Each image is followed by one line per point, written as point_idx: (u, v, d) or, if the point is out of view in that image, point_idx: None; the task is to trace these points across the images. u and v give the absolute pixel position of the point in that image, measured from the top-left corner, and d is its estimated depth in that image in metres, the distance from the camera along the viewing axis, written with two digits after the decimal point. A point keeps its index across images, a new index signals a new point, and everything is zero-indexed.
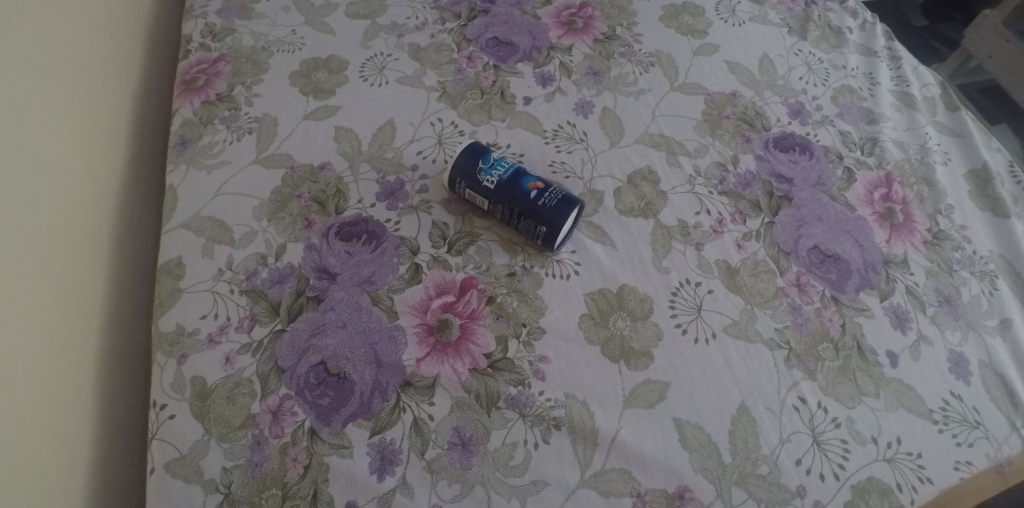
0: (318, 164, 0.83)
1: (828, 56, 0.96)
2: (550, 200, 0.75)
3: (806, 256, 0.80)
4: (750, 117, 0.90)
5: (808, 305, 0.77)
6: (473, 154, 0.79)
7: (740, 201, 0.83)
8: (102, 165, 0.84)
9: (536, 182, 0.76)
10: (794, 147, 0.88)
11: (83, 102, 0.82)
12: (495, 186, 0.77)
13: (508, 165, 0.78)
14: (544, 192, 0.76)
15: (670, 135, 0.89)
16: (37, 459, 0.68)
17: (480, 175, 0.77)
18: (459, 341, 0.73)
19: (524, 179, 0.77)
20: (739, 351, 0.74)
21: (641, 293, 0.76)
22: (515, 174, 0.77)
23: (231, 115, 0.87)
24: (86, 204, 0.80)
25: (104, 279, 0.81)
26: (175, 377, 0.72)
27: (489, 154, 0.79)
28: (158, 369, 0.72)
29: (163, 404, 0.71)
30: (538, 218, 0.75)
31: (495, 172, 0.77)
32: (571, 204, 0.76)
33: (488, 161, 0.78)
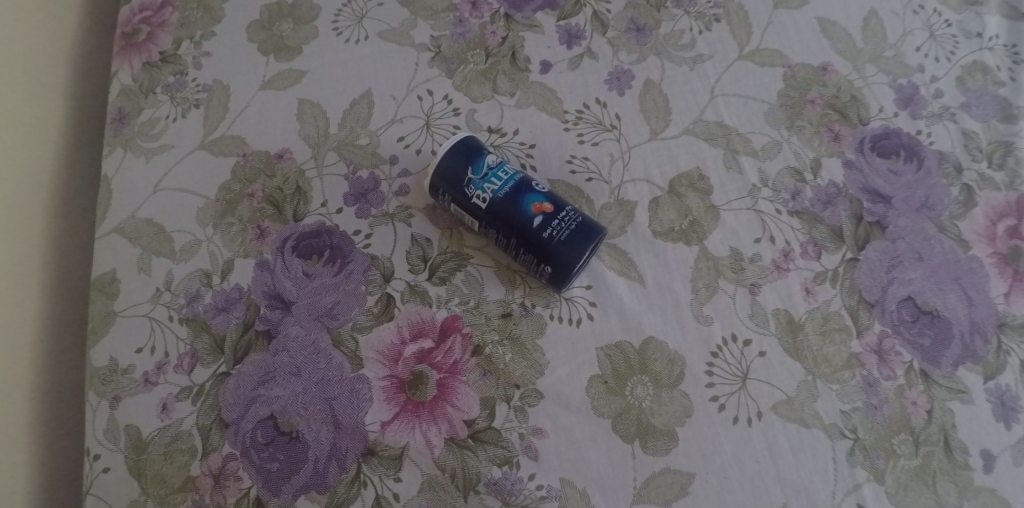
0: (275, 151, 0.66)
1: (960, 17, 0.71)
2: (559, 232, 0.58)
3: (895, 311, 0.62)
4: (842, 103, 0.68)
5: (887, 382, 0.60)
6: (462, 156, 0.60)
7: (816, 227, 0.64)
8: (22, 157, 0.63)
9: (541, 204, 0.59)
10: (897, 151, 0.67)
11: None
12: (489, 205, 0.59)
13: (508, 177, 0.60)
14: (553, 219, 0.58)
15: (730, 124, 0.68)
16: None
17: (470, 188, 0.60)
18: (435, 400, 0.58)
19: (528, 198, 0.59)
20: (789, 438, 0.58)
21: (671, 350, 0.60)
22: (516, 190, 0.59)
23: (176, 82, 0.69)
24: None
25: (37, 307, 0.64)
26: (109, 423, 0.60)
27: (482, 156, 0.60)
28: (89, 413, 0.61)
29: (96, 454, 0.60)
30: (541, 254, 0.58)
31: (490, 185, 0.59)
32: (589, 239, 0.58)
33: (481, 170, 0.60)
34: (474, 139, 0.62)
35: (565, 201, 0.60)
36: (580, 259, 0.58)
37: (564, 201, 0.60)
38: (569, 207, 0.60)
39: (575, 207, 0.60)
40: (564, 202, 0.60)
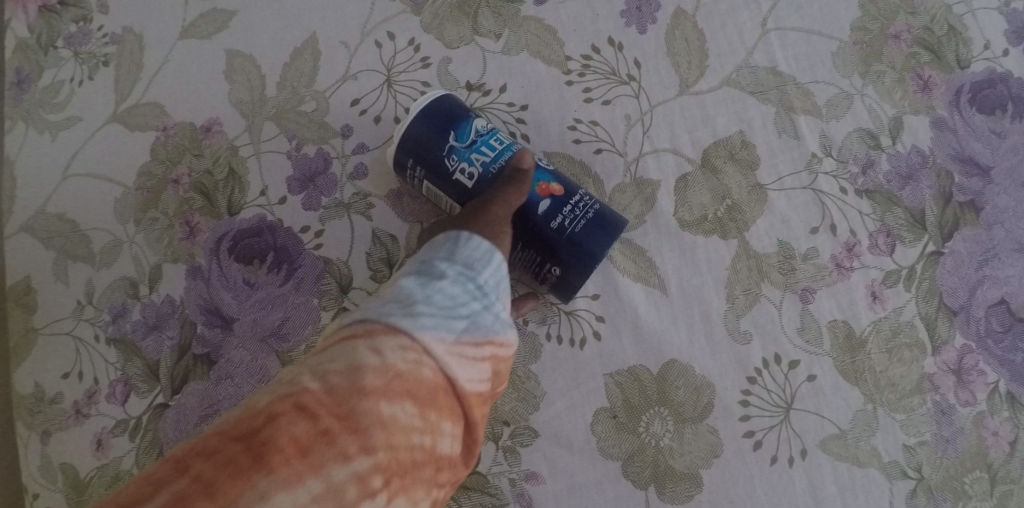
0: (201, 123, 0.52)
1: None
2: (572, 221, 0.45)
3: (983, 320, 0.49)
4: (938, 38, 0.51)
5: (966, 409, 0.49)
6: (442, 114, 0.46)
7: (892, 212, 0.50)
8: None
9: (546, 185, 0.46)
10: (1004, 103, 0.51)
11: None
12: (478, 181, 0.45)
13: (502, 148, 0.46)
14: (564, 204, 0.46)
15: (786, 72, 0.51)
16: None
17: (452, 160, 0.46)
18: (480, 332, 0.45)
19: (531, 176, 0.46)
20: (839, 480, 0.48)
21: (696, 376, 0.49)
22: (513, 164, 0.46)
23: (78, 30, 0.54)
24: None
25: None
26: (42, 459, 0.50)
27: (469, 118, 0.46)
28: (19, 448, 0.51)
29: (35, 494, 0.50)
30: (546, 251, 0.46)
31: (479, 157, 0.46)
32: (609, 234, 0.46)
33: (467, 135, 0.46)
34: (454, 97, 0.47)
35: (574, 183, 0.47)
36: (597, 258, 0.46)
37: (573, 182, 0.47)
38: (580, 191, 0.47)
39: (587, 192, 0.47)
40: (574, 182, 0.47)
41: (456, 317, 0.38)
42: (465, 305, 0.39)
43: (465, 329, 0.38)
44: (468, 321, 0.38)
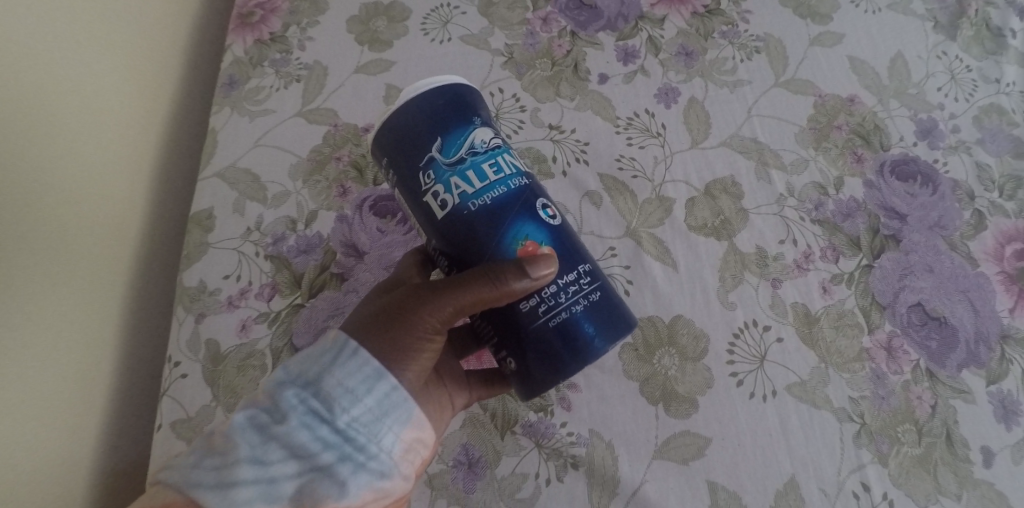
0: (362, 126, 0.75)
1: (981, 64, 0.80)
2: (550, 312, 0.55)
3: (905, 315, 0.68)
4: (867, 131, 0.76)
5: (896, 377, 0.65)
6: (438, 131, 0.55)
7: (836, 235, 0.71)
8: (102, 142, 0.68)
9: (522, 242, 0.55)
10: (914, 176, 0.74)
11: (39, 60, 0.62)
12: (454, 214, 0.54)
13: (489, 181, 0.55)
14: (547, 289, 0.55)
15: (764, 141, 0.75)
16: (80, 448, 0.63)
17: (432, 176, 0.55)
18: (449, 377, 0.62)
19: (511, 229, 0.55)
20: (801, 416, 0.63)
21: (697, 328, 0.66)
22: (496, 210, 0.54)
23: (282, 59, 0.79)
24: (71, 199, 0.64)
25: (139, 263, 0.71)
26: (191, 336, 0.68)
27: (461, 144, 0.55)
28: (176, 325, 0.69)
29: (176, 362, 0.67)
30: (515, 332, 0.55)
31: (456, 180, 0.54)
32: (575, 333, 0.55)
33: (456, 161, 0.54)
34: (444, 95, 0.55)
35: (557, 243, 0.56)
36: (559, 353, 0.55)
37: (556, 241, 0.56)
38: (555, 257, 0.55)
39: (576, 272, 0.56)
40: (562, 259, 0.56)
41: (292, 475, 0.49)
42: (305, 463, 0.50)
43: (297, 490, 0.49)
44: (311, 474, 0.49)
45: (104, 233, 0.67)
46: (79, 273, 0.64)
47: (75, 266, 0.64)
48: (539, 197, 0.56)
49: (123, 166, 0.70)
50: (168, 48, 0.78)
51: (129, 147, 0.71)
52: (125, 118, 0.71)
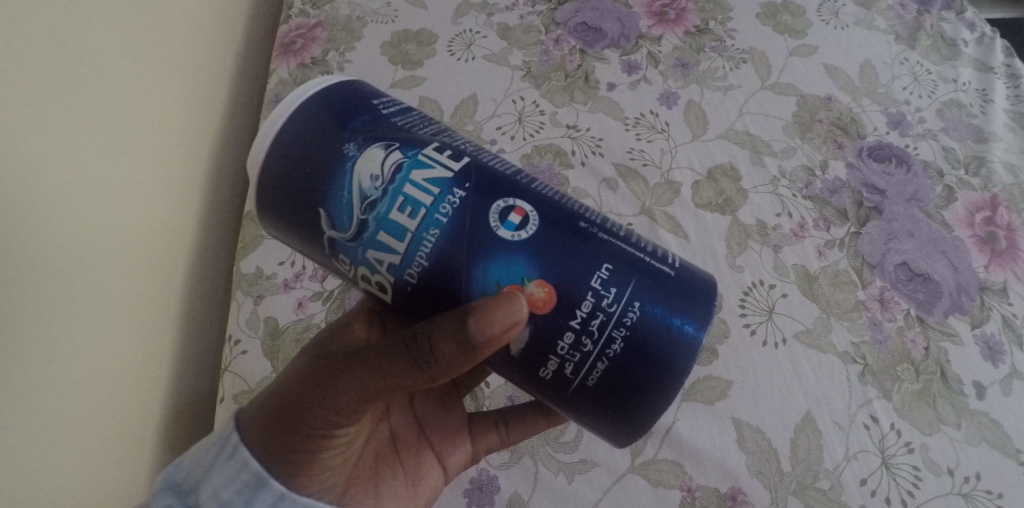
0: None
1: (938, 68, 0.93)
2: (590, 360, 0.46)
3: (893, 272, 0.76)
4: (845, 123, 0.87)
5: (890, 323, 0.73)
6: (327, 198, 0.47)
7: (826, 208, 0.80)
8: (173, 149, 0.73)
9: (502, 284, 0.47)
10: (890, 158, 0.84)
11: (89, 108, 0.60)
12: (398, 294, 0.49)
13: (415, 230, 0.47)
14: (569, 336, 0.46)
15: (756, 134, 0.85)
16: (137, 415, 0.68)
17: (347, 256, 0.49)
18: (431, 428, 0.63)
19: (482, 280, 0.47)
20: (810, 360, 0.70)
21: (711, 288, 0.74)
22: (452, 257, 0.47)
23: (324, 78, 0.87)
24: (120, 230, 0.65)
25: (190, 245, 0.78)
26: (251, 315, 0.75)
27: (351, 197, 0.47)
28: (236, 307, 0.75)
29: (237, 340, 0.74)
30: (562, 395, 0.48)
31: (376, 253, 0.48)
32: (624, 373, 0.46)
33: (364, 226, 0.47)
34: (288, 137, 0.48)
35: (541, 261, 0.47)
36: (633, 387, 0.46)
37: (536, 261, 0.47)
38: (552, 293, 0.46)
39: (593, 294, 0.46)
40: (562, 292, 0.46)
41: None
42: None
43: None
44: None
45: (153, 247, 0.70)
46: (129, 286, 0.66)
47: (126, 283, 0.66)
48: (489, 217, 0.47)
49: (171, 178, 0.73)
50: (224, 61, 0.86)
51: (191, 146, 0.77)
52: (188, 117, 0.76)
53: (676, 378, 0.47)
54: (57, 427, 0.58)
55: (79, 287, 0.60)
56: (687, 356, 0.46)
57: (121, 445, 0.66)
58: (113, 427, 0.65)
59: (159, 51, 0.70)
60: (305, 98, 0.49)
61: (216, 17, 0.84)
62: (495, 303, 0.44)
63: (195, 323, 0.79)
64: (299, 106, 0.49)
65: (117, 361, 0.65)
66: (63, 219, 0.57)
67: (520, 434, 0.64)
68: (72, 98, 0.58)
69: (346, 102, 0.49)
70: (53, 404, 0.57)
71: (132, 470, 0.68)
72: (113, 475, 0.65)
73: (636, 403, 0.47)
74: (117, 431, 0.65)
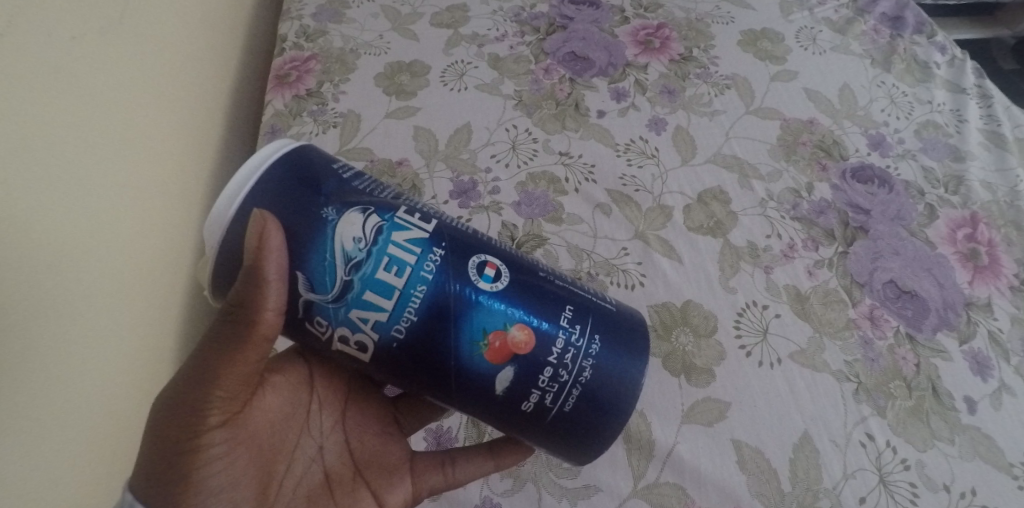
0: (396, 160, 0.84)
1: (913, 90, 0.96)
2: (565, 391, 0.52)
3: (882, 290, 0.78)
4: (828, 145, 0.89)
5: (881, 341, 0.75)
6: (309, 261, 0.49)
7: (813, 229, 0.82)
8: (167, 176, 0.72)
9: (484, 333, 0.50)
10: (872, 179, 0.87)
11: (91, 136, 0.60)
12: (380, 352, 0.51)
13: (402, 288, 0.50)
14: (550, 372, 0.51)
15: (743, 157, 0.87)
16: (124, 447, 0.66)
17: (323, 318, 0.50)
18: (366, 465, 0.63)
19: (467, 330, 0.50)
20: (805, 379, 0.72)
21: (706, 309, 0.75)
22: (439, 311, 0.50)
23: (318, 110, 0.88)
24: (112, 259, 0.64)
25: (179, 273, 0.77)
26: None
27: (335, 260, 0.49)
28: None
29: None
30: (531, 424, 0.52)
31: (360, 312, 0.50)
32: (596, 396, 0.52)
33: (348, 288, 0.49)
34: (259, 200, 0.49)
35: (519, 307, 0.51)
36: (597, 412, 0.52)
37: (515, 308, 0.51)
38: (532, 336, 0.51)
39: (564, 332, 0.52)
40: (538, 334, 0.51)
41: None
42: None
43: None
44: None
45: (145, 275, 0.69)
46: (120, 315, 0.65)
47: (116, 310, 0.65)
48: (468, 271, 0.51)
49: (166, 206, 0.73)
50: (218, 94, 0.86)
51: (184, 173, 0.76)
52: (182, 144, 0.76)
53: (637, 396, 0.53)
54: (51, 462, 0.56)
55: (73, 320, 0.58)
56: (641, 372, 0.54)
57: (108, 479, 0.64)
58: (103, 460, 0.63)
59: (154, 80, 0.70)
60: (273, 161, 0.50)
61: (211, 50, 0.84)
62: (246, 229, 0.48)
63: (191, 357, 0.79)
64: (268, 169, 0.49)
65: (105, 391, 0.63)
66: (61, 251, 0.56)
67: (466, 473, 0.64)
68: (72, 129, 0.58)
69: (317, 163, 0.51)
70: (48, 440, 0.56)
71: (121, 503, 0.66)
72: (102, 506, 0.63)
73: (609, 420, 0.53)
74: (107, 464, 0.64)
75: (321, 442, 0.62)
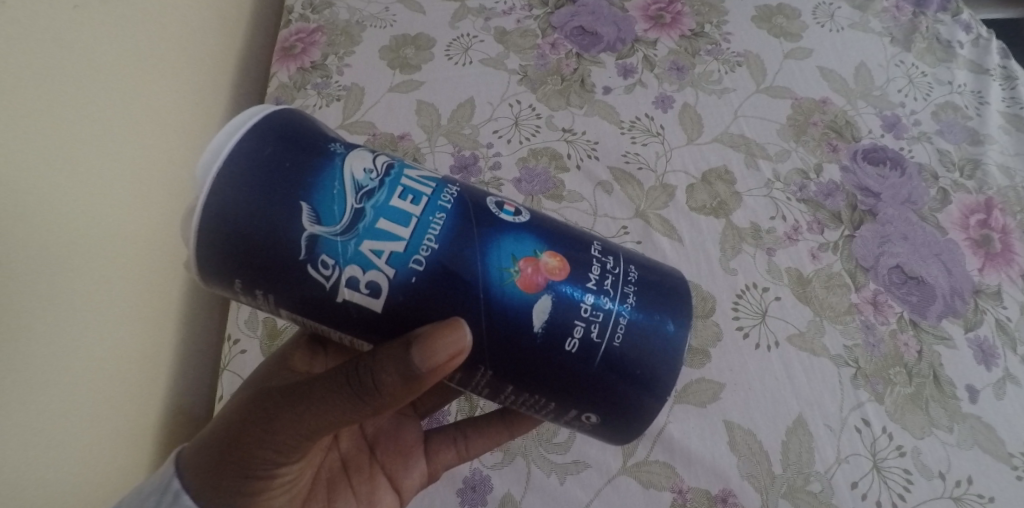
0: (398, 134, 0.84)
1: (933, 70, 0.93)
2: (614, 327, 0.48)
3: (886, 275, 0.76)
4: (839, 126, 0.87)
5: (883, 326, 0.74)
6: (318, 193, 0.46)
7: (820, 211, 0.80)
8: (173, 142, 0.73)
9: (519, 261, 0.48)
10: (884, 161, 0.84)
11: (90, 99, 0.60)
12: (398, 289, 0.46)
13: (420, 217, 0.47)
14: (597, 307, 0.48)
15: (751, 137, 0.85)
16: (133, 412, 0.67)
17: (328, 257, 0.46)
18: (383, 448, 0.65)
19: (496, 258, 0.47)
20: (803, 363, 0.71)
21: (704, 290, 0.74)
22: (463, 236, 0.47)
23: (323, 82, 0.88)
24: (117, 223, 0.64)
25: None
26: (250, 315, 0.75)
27: (344, 189, 0.46)
28: (235, 307, 0.76)
29: (235, 340, 0.74)
30: (582, 390, 0.48)
31: (372, 243, 0.46)
32: (643, 324, 0.48)
33: (356, 217, 0.46)
34: (241, 163, 0.45)
35: (545, 238, 0.49)
36: (649, 361, 0.48)
37: (541, 237, 0.49)
38: (565, 262, 0.48)
39: (598, 261, 0.49)
40: (571, 260, 0.49)
41: None
42: None
43: None
44: None
45: (151, 242, 0.69)
46: (126, 280, 0.66)
47: (119, 275, 0.65)
48: (489, 205, 0.49)
49: (174, 174, 0.73)
50: (225, 65, 0.87)
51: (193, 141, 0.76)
52: (189, 114, 0.76)
53: (685, 336, 0.49)
54: (50, 424, 0.57)
55: (73, 280, 0.59)
56: (685, 314, 0.50)
57: (116, 443, 0.65)
58: (110, 419, 0.64)
59: (156, 46, 0.70)
60: (281, 112, 0.48)
61: (217, 21, 0.84)
62: (439, 330, 0.45)
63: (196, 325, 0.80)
64: (275, 113, 0.48)
65: (109, 354, 0.64)
66: (58, 211, 0.57)
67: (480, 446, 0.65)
68: (68, 90, 0.58)
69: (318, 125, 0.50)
70: (47, 398, 0.57)
71: (129, 462, 0.67)
72: (110, 470, 0.65)
73: (662, 363, 0.48)
74: (115, 424, 0.65)
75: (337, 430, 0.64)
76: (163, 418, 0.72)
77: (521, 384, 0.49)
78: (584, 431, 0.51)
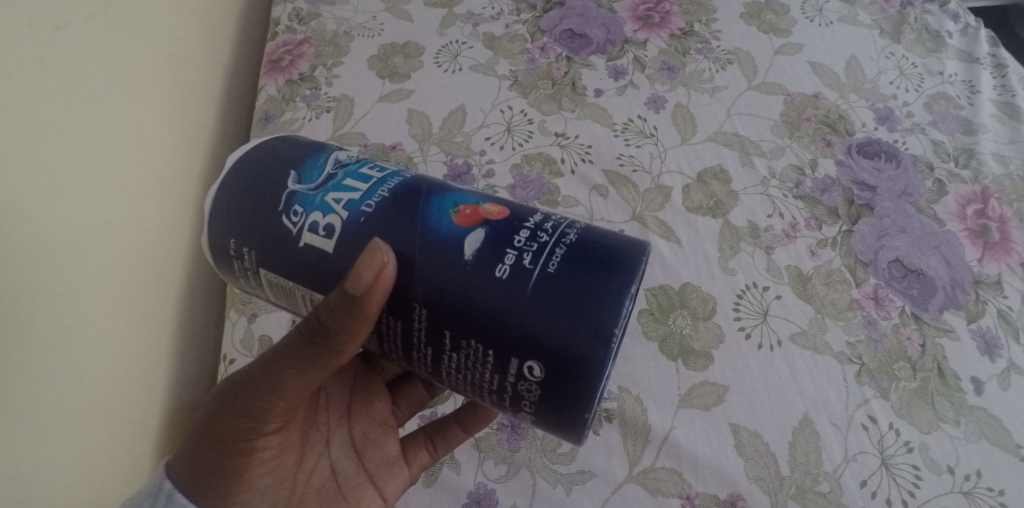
0: (390, 145, 0.83)
1: (924, 61, 0.93)
2: (548, 259, 0.44)
3: (886, 269, 0.76)
4: (833, 120, 0.87)
5: (885, 321, 0.73)
6: (297, 160, 0.50)
7: (817, 207, 0.80)
8: (165, 160, 0.72)
9: (462, 207, 0.48)
10: (879, 154, 0.84)
11: (80, 119, 0.60)
12: (349, 229, 0.47)
13: (379, 178, 0.49)
14: (533, 241, 0.45)
15: (745, 134, 0.85)
16: (133, 437, 0.66)
17: (297, 208, 0.48)
18: (370, 456, 0.62)
19: (442, 203, 0.48)
20: (807, 362, 0.70)
21: (704, 292, 0.74)
22: (414, 189, 0.49)
23: (311, 94, 0.87)
24: (111, 245, 0.63)
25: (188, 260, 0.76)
26: (245, 334, 0.74)
27: (322, 159, 0.50)
28: (230, 326, 0.75)
29: (232, 360, 0.73)
30: (521, 333, 0.44)
31: (336, 195, 0.48)
32: (581, 264, 0.44)
33: (325, 177, 0.49)
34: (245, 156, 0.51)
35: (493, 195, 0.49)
36: (590, 295, 0.43)
37: (490, 195, 0.49)
38: (508, 207, 0.48)
39: (543, 211, 0.48)
40: (514, 208, 0.48)
41: None
42: None
43: None
44: None
45: (147, 263, 0.69)
46: (124, 303, 0.65)
47: (117, 298, 0.64)
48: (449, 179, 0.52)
49: (168, 193, 0.72)
50: (212, 81, 0.86)
51: (184, 159, 0.76)
52: (180, 132, 0.75)
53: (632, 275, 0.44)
54: (49, 455, 0.56)
55: (63, 306, 0.58)
56: (635, 257, 0.44)
57: (116, 470, 0.64)
58: (110, 447, 0.63)
59: (144, 64, 0.69)
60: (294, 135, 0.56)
61: (203, 37, 0.84)
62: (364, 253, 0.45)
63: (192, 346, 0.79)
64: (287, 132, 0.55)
65: (109, 378, 0.63)
66: (51, 236, 0.56)
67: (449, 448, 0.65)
68: (58, 112, 0.57)
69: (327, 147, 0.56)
70: (45, 427, 0.56)
71: (129, 490, 0.66)
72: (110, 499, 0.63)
73: (600, 292, 0.43)
74: (115, 451, 0.64)
75: (329, 437, 0.61)
76: (162, 443, 0.71)
77: (458, 327, 0.45)
78: (540, 396, 0.45)
